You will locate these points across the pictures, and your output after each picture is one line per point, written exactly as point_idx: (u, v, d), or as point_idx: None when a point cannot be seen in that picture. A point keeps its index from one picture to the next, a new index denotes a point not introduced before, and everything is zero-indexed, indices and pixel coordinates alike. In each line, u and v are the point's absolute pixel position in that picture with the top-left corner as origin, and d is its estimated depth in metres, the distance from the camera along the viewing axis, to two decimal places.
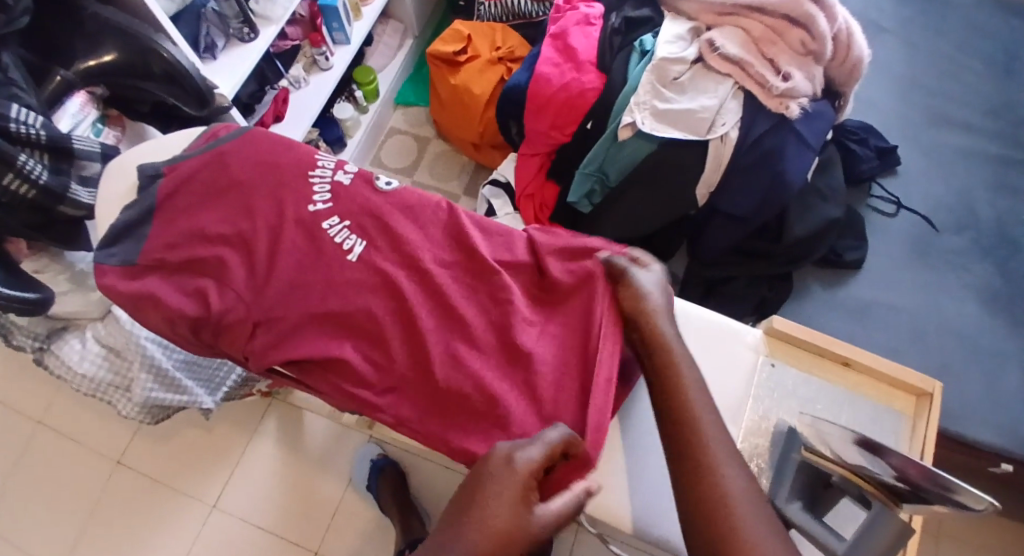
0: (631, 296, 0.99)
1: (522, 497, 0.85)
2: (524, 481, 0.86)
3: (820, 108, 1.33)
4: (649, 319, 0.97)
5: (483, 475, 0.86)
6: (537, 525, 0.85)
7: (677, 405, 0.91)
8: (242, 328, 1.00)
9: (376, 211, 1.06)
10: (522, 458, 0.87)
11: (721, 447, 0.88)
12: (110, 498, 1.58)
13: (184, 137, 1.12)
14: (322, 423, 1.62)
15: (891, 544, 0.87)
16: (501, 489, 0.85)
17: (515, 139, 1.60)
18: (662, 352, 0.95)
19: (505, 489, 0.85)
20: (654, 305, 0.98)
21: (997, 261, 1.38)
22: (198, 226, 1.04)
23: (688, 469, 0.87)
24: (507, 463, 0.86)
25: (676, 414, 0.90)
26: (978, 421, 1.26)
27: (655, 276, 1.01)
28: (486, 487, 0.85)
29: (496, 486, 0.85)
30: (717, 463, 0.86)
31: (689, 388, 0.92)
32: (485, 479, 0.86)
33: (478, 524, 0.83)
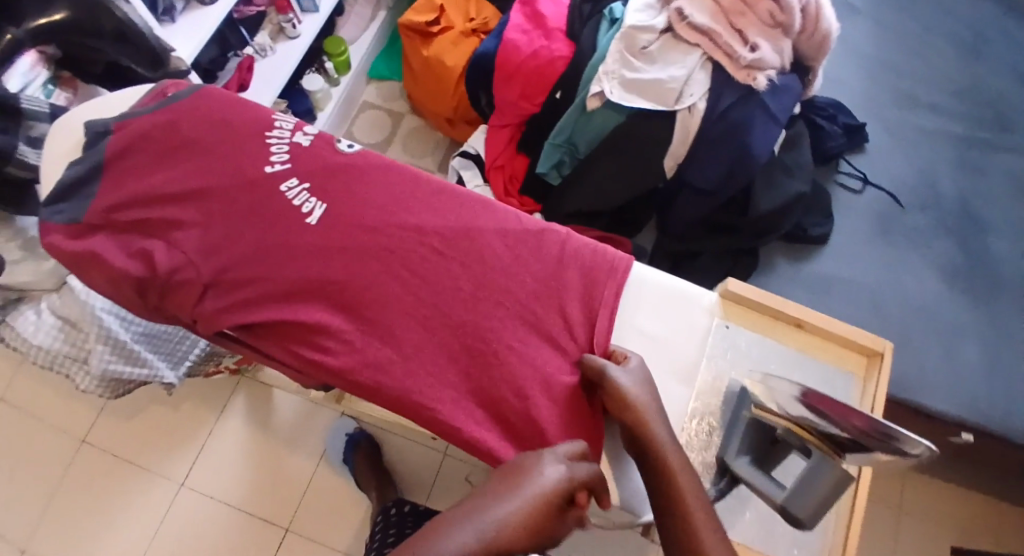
0: (622, 402, 0.93)
1: (553, 512, 0.79)
2: (560, 496, 0.80)
3: (788, 81, 1.32)
4: (644, 419, 0.92)
5: (527, 477, 0.81)
6: (562, 528, 0.80)
7: (633, 419, 0.92)
8: (191, 290, 0.98)
9: (335, 173, 1.04)
10: (567, 471, 0.83)
11: (664, 433, 0.92)
12: (75, 476, 1.55)
13: (131, 95, 1.10)
14: (291, 400, 1.60)
15: (831, 492, 0.89)
16: (541, 493, 0.79)
17: (485, 110, 1.58)
18: (646, 437, 0.91)
19: (545, 496, 0.79)
20: (649, 403, 0.94)
21: (959, 238, 1.40)
22: (145, 187, 1.02)
23: (653, 467, 0.90)
24: (554, 473, 0.82)
25: (635, 425, 0.92)
26: (935, 392, 1.27)
27: (638, 368, 0.97)
28: (528, 484, 0.80)
29: (537, 490, 0.79)
30: (664, 450, 0.90)
31: (648, 413, 0.92)
32: (528, 481, 0.80)
33: (522, 506, 0.77)
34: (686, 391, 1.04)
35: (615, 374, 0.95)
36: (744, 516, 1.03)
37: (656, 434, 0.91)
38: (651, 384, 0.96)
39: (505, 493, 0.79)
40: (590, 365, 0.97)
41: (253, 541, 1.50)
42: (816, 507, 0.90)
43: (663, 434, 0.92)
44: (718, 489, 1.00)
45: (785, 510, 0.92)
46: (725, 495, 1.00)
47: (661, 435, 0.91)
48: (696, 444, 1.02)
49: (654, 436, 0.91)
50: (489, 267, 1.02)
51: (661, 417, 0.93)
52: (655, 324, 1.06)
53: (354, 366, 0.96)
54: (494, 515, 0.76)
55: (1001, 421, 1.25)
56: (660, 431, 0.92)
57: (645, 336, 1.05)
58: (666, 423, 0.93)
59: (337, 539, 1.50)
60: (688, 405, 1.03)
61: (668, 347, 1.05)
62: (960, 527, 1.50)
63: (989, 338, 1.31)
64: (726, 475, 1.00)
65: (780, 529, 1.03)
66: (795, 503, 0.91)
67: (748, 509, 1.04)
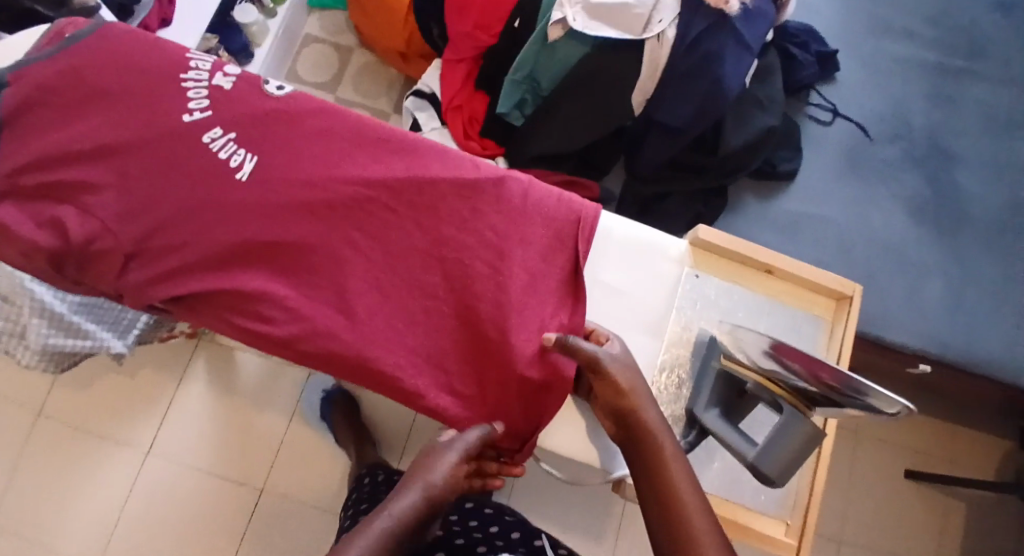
0: (612, 382, 0.86)
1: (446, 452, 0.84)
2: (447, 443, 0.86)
3: (760, 6, 1.23)
4: (636, 399, 0.86)
5: (429, 471, 0.82)
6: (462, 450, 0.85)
7: (625, 401, 0.86)
8: (113, 260, 0.90)
9: (266, 122, 0.95)
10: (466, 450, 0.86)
11: (655, 416, 0.86)
12: (31, 448, 1.48)
13: (25, 38, 0.99)
14: (255, 361, 1.53)
15: (801, 448, 0.85)
16: (438, 489, 0.81)
17: (438, 43, 1.48)
18: (639, 420, 0.85)
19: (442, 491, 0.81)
20: (638, 384, 0.88)
21: (928, 170, 1.34)
22: (52, 147, 0.92)
23: (644, 450, 0.83)
24: (453, 462, 0.83)
25: (626, 408, 0.86)
26: (901, 329, 1.24)
27: (623, 348, 0.91)
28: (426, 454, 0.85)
29: (436, 485, 0.81)
30: (656, 433, 0.84)
31: (639, 394, 0.87)
32: (429, 475, 0.81)
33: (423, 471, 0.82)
34: (655, 343, 0.99)
35: (605, 350, 0.88)
36: (712, 465, 1.01)
37: (648, 417, 0.85)
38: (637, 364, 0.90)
39: (405, 491, 0.80)
40: (574, 343, 0.88)
41: (230, 503, 1.46)
42: (786, 463, 0.86)
43: (655, 416, 0.86)
44: (687, 442, 0.96)
45: (755, 467, 0.88)
46: (694, 448, 0.97)
47: (653, 418, 0.85)
48: (665, 397, 0.99)
49: (646, 417, 0.85)
50: (442, 218, 0.94)
51: (651, 398, 0.87)
52: (619, 275, 1.00)
53: (300, 336, 0.89)
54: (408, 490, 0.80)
55: (966, 354, 1.22)
56: (651, 413, 0.86)
57: (610, 290, 0.99)
58: (656, 405, 0.87)
59: (318, 495, 1.47)
60: (658, 357, 0.99)
61: (632, 300, 0.99)
62: (924, 458, 1.48)
63: (954, 273, 1.27)
64: (694, 426, 0.97)
65: (745, 476, 1.01)
66: (764, 460, 0.87)
67: (716, 458, 1.02)
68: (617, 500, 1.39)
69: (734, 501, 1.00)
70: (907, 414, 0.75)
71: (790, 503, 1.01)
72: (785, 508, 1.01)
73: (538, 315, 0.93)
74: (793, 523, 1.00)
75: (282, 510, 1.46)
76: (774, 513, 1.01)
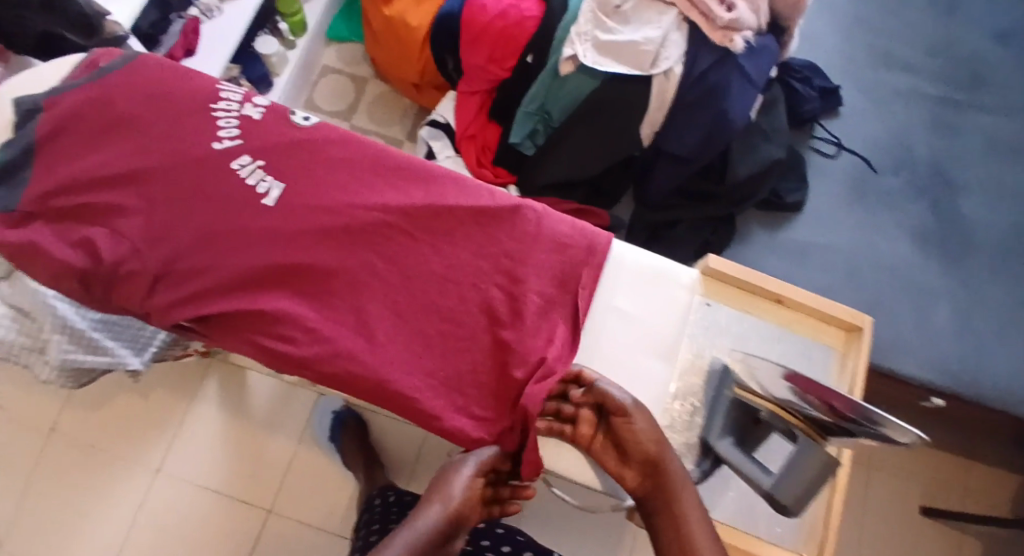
0: (638, 431, 0.91)
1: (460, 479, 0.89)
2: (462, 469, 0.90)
3: (764, 42, 1.27)
4: (662, 451, 0.91)
5: (449, 489, 0.88)
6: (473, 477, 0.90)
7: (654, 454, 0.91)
8: (140, 281, 0.93)
9: (292, 150, 0.99)
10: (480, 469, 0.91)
11: (679, 468, 0.91)
12: (44, 467, 1.50)
13: (58, 65, 1.02)
14: (266, 382, 1.55)
15: (818, 475, 0.89)
16: (456, 508, 0.87)
17: (453, 75, 1.51)
18: (665, 474, 0.90)
19: (460, 510, 0.87)
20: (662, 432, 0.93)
21: (932, 200, 1.37)
22: (82, 170, 0.96)
23: (666, 504, 0.89)
24: (468, 481, 0.89)
25: (654, 461, 0.91)
26: (910, 357, 1.25)
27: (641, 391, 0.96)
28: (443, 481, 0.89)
29: (455, 503, 0.87)
30: (680, 487, 0.90)
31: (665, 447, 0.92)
32: (449, 492, 0.88)
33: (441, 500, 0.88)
34: (668, 372, 1.00)
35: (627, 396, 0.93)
36: (727, 494, 1.02)
37: (674, 470, 0.91)
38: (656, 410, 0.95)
39: (427, 507, 0.86)
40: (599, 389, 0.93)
41: (234, 525, 1.47)
42: (803, 491, 0.90)
43: (678, 467, 0.91)
44: (701, 470, 0.99)
45: (771, 495, 0.91)
46: (707, 476, 1.00)
47: (677, 471, 0.91)
48: (679, 425, 1.00)
49: (671, 469, 0.91)
50: (461, 245, 0.97)
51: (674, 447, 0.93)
52: (632, 302, 1.01)
53: (322, 357, 0.91)
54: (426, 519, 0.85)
55: (973, 384, 1.24)
56: (675, 464, 0.91)
57: (624, 316, 1.01)
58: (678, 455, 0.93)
59: (326, 516, 1.48)
60: (671, 386, 1.00)
61: (648, 325, 1.01)
62: (933, 487, 1.50)
63: (961, 301, 1.29)
64: (709, 455, 0.99)
65: (761, 506, 1.02)
66: (780, 488, 0.91)
67: (731, 488, 1.03)
68: (626, 529, 1.40)
69: (748, 532, 1.01)
70: (919, 442, 0.80)
71: (804, 534, 1.02)
72: (801, 539, 1.02)
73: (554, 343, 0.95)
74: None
75: (289, 533, 1.46)
76: (790, 545, 1.01)
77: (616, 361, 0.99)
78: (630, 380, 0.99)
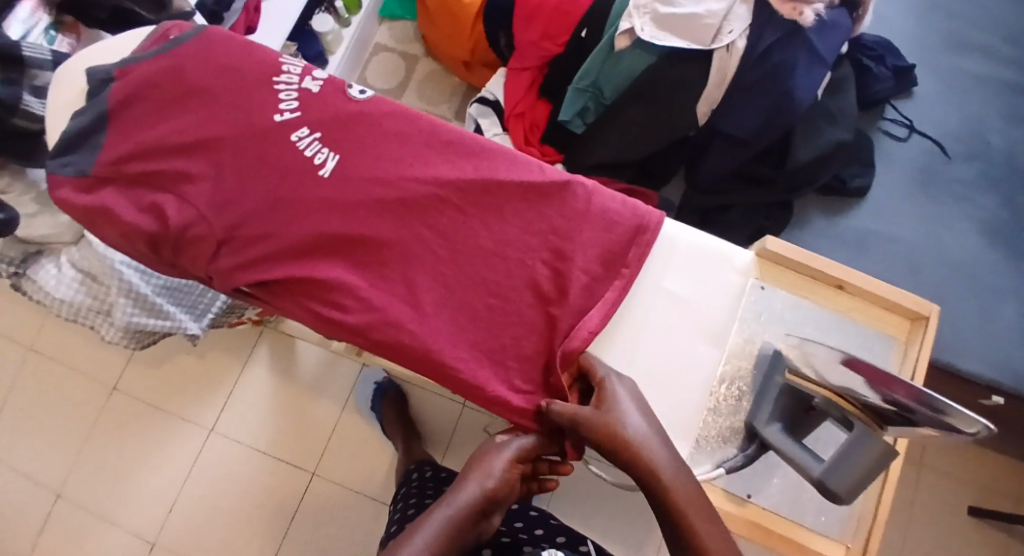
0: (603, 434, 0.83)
1: (503, 457, 0.85)
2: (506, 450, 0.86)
3: (837, 17, 1.23)
4: (641, 450, 0.81)
5: (489, 468, 0.83)
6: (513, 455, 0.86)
7: (632, 454, 0.81)
8: (204, 245, 0.96)
9: (348, 123, 1.00)
10: (516, 452, 0.86)
11: (666, 463, 0.81)
12: (104, 423, 1.57)
13: (131, 38, 1.06)
14: (314, 350, 1.58)
15: (873, 465, 0.86)
16: (495, 489, 0.81)
17: (504, 53, 1.52)
18: (650, 472, 0.80)
19: (499, 492, 0.82)
20: (638, 429, 0.83)
21: (1004, 192, 1.32)
22: (151, 138, 0.99)
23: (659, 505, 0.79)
24: (507, 463, 0.84)
25: (634, 459, 0.81)
26: (971, 354, 1.22)
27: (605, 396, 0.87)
28: (485, 458, 0.85)
29: (494, 483, 0.81)
30: (666, 482, 0.79)
31: (642, 443, 0.82)
32: (488, 472, 0.83)
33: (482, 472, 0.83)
34: (716, 354, 1.00)
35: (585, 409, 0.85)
36: (772, 481, 1.01)
37: (660, 468, 0.80)
38: (626, 406, 0.86)
39: (464, 486, 0.81)
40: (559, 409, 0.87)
41: (279, 485, 1.52)
42: (856, 482, 0.87)
43: (664, 463, 0.81)
44: (746, 455, 0.97)
45: (822, 484, 0.89)
46: (752, 461, 0.98)
47: (663, 467, 0.80)
48: (724, 409, 0.99)
49: (653, 466, 0.80)
50: (511, 219, 0.98)
51: (658, 443, 0.83)
52: (682, 284, 1.01)
53: (372, 325, 0.94)
54: (462, 491, 0.81)
55: None
56: (661, 460, 0.81)
57: (672, 298, 1.01)
58: (669, 450, 0.82)
59: (362, 482, 1.51)
60: (717, 369, 1.00)
61: (698, 308, 1.01)
62: (988, 488, 1.46)
63: None
64: (754, 441, 0.98)
65: (807, 495, 1.01)
66: (832, 477, 0.88)
67: (776, 474, 1.02)
68: None
69: (791, 518, 1.01)
70: (986, 434, 0.76)
71: (851, 526, 1.00)
72: (847, 531, 1.00)
73: (601, 321, 0.95)
74: (854, 545, 0.99)
75: (332, 497, 1.51)
76: (836, 536, 1.00)
77: (663, 340, 1.00)
78: (676, 360, 0.99)
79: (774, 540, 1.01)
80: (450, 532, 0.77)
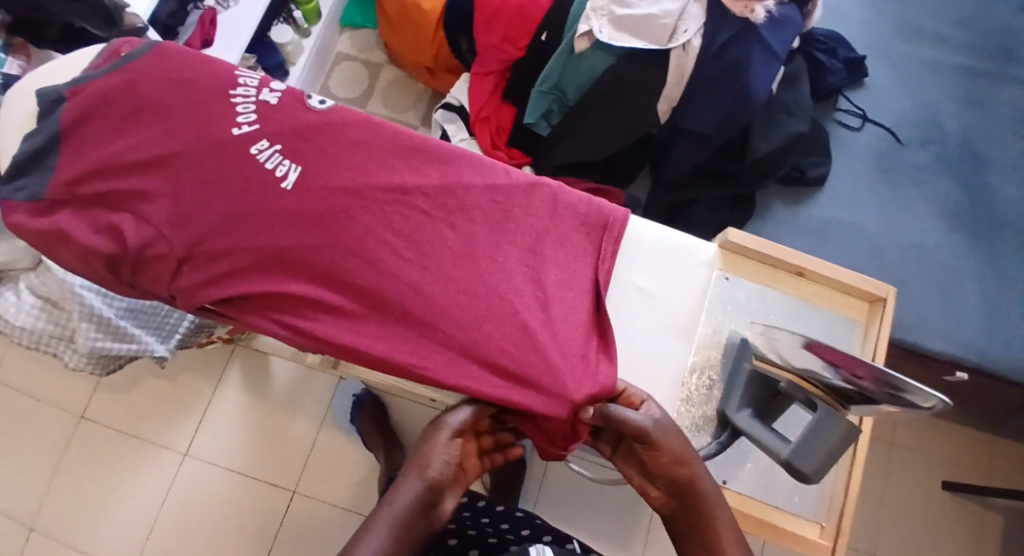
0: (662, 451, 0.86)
1: (438, 442, 0.86)
2: (442, 431, 0.87)
3: (787, 14, 1.25)
4: (694, 473, 0.86)
5: (428, 456, 0.85)
6: (449, 438, 0.87)
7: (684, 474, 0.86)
8: (165, 264, 0.94)
9: (309, 133, 0.99)
10: (456, 429, 0.88)
11: (711, 485, 0.87)
12: (73, 452, 1.53)
13: (82, 56, 1.05)
14: (288, 367, 1.57)
15: (838, 445, 0.86)
16: (436, 477, 0.84)
17: (466, 57, 1.52)
18: (696, 493, 0.86)
19: (441, 479, 0.85)
20: (688, 452, 0.88)
21: (961, 175, 1.35)
22: (105, 158, 0.97)
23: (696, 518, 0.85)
24: (446, 446, 0.86)
25: (685, 480, 0.86)
26: (936, 335, 1.24)
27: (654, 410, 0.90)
28: (423, 446, 0.86)
29: (434, 472, 0.84)
30: (712, 502, 0.85)
31: (694, 465, 0.87)
32: (427, 461, 0.85)
33: (419, 462, 0.85)
34: (686, 347, 1.01)
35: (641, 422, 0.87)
36: (744, 467, 1.02)
37: (706, 489, 0.86)
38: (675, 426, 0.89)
39: (405, 482, 0.84)
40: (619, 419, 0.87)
41: (260, 506, 1.49)
42: (822, 460, 0.87)
43: (711, 486, 0.86)
44: (719, 443, 0.98)
45: (790, 464, 0.89)
46: (726, 448, 0.99)
47: (709, 488, 0.86)
48: (696, 399, 1.01)
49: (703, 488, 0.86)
50: (478, 224, 0.98)
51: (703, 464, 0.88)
52: (649, 278, 1.02)
53: (339, 335, 0.93)
54: (404, 486, 0.84)
55: (1000, 361, 1.22)
56: (709, 485, 0.86)
57: (640, 292, 1.01)
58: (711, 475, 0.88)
59: (344, 498, 1.49)
60: (688, 360, 1.01)
61: (664, 302, 1.01)
62: (961, 465, 1.48)
63: (990, 278, 1.28)
64: (727, 427, 0.99)
65: (780, 478, 1.02)
66: (800, 457, 0.88)
67: (748, 460, 1.03)
68: (645, 510, 1.40)
69: (767, 502, 1.01)
70: (943, 408, 0.78)
71: (825, 506, 1.01)
72: (821, 511, 1.01)
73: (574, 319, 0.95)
74: (828, 525, 1.01)
75: (316, 516, 1.48)
76: (811, 517, 1.01)
77: (634, 336, 1.00)
78: (647, 354, 1.00)
79: (753, 526, 1.01)
80: (398, 530, 0.81)
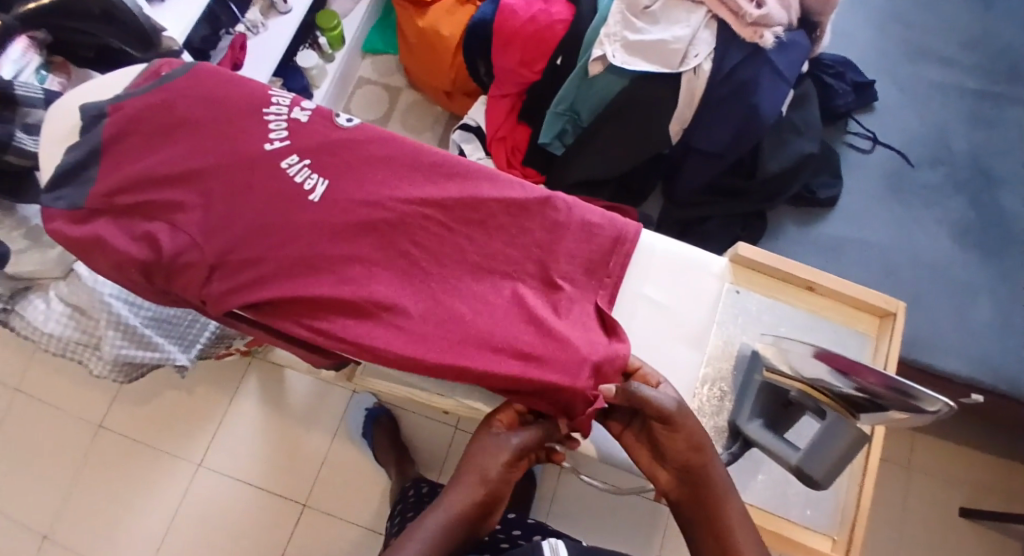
0: (681, 435, 0.91)
1: (497, 457, 0.94)
2: (502, 449, 0.94)
3: (796, 38, 1.29)
4: (708, 462, 0.91)
5: (485, 469, 0.93)
6: (509, 455, 0.94)
7: (699, 462, 0.91)
8: (197, 271, 0.98)
9: (336, 149, 1.03)
10: (512, 450, 0.95)
11: (723, 476, 0.91)
12: (92, 461, 1.56)
13: (124, 75, 1.09)
14: (304, 380, 1.59)
15: (846, 451, 0.90)
16: (489, 488, 0.93)
17: (484, 79, 1.55)
18: (710, 483, 0.90)
19: (493, 490, 0.93)
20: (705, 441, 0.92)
21: (971, 194, 1.37)
22: (143, 170, 1.01)
23: (708, 507, 0.89)
24: (504, 463, 0.94)
25: (699, 470, 0.91)
26: (948, 351, 1.26)
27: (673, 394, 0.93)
28: (478, 457, 0.94)
29: (488, 482, 0.93)
30: (724, 492, 0.90)
31: (709, 454, 0.91)
32: (485, 471, 0.93)
33: (477, 472, 0.93)
34: (698, 357, 1.04)
35: (662, 398, 0.91)
36: (757, 478, 1.04)
37: (720, 480, 0.91)
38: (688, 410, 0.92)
39: (459, 488, 0.92)
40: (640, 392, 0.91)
41: (272, 517, 1.52)
42: (832, 466, 0.91)
43: (722, 475, 0.91)
44: (731, 453, 1.00)
45: (800, 470, 0.93)
46: (738, 458, 1.01)
47: (722, 478, 0.91)
48: (708, 409, 1.03)
49: (718, 479, 0.90)
50: (498, 239, 1.01)
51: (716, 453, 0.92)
52: (662, 290, 1.05)
53: (362, 339, 0.95)
54: (455, 492, 0.92)
55: (1012, 378, 1.24)
56: (721, 475, 0.91)
57: (654, 304, 1.05)
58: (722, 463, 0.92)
59: (357, 513, 1.51)
60: (700, 370, 1.04)
61: (677, 314, 1.05)
62: (976, 484, 1.49)
63: (1002, 294, 1.30)
64: (738, 438, 1.01)
65: (792, 490, 1.04)
66: (810, 463, 0.93)
67: (760, 471, 1.05)
68: (660, 524, 1.42)
69: (779, 514, 1.03)
70: (949, 413, 0.80)
71: (837, 519, 1.03)
72: (833, 524, 1.03)
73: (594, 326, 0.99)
74: (839, 537, 1.02)
75: (327, 530, 1.50)
76: (823, 529, 1.02)
77: (648, 347, 1.03)
78: (660, 363, 1.03)
79: (766, 536, 1.03)
80: (446, 532, 0.89)
